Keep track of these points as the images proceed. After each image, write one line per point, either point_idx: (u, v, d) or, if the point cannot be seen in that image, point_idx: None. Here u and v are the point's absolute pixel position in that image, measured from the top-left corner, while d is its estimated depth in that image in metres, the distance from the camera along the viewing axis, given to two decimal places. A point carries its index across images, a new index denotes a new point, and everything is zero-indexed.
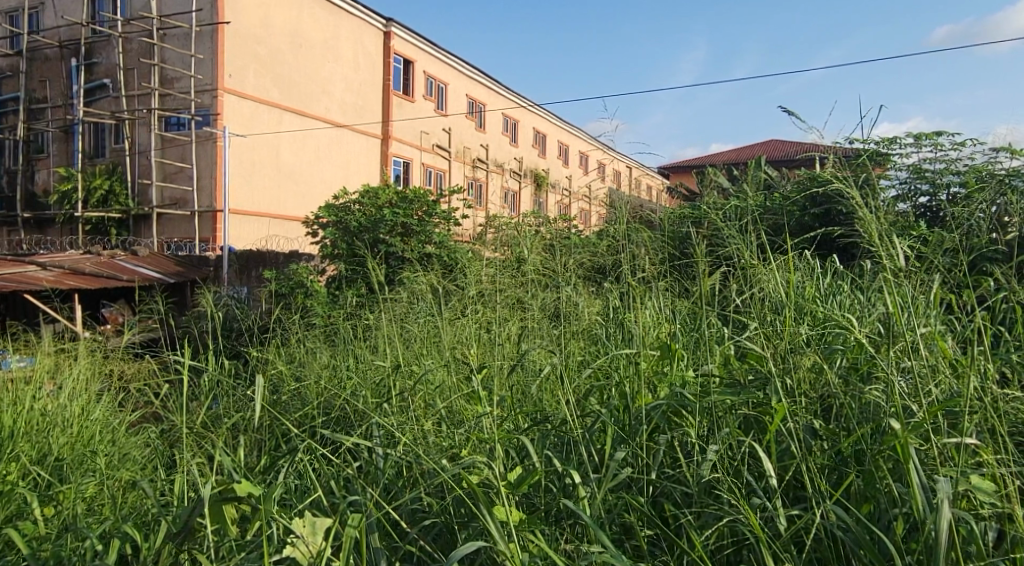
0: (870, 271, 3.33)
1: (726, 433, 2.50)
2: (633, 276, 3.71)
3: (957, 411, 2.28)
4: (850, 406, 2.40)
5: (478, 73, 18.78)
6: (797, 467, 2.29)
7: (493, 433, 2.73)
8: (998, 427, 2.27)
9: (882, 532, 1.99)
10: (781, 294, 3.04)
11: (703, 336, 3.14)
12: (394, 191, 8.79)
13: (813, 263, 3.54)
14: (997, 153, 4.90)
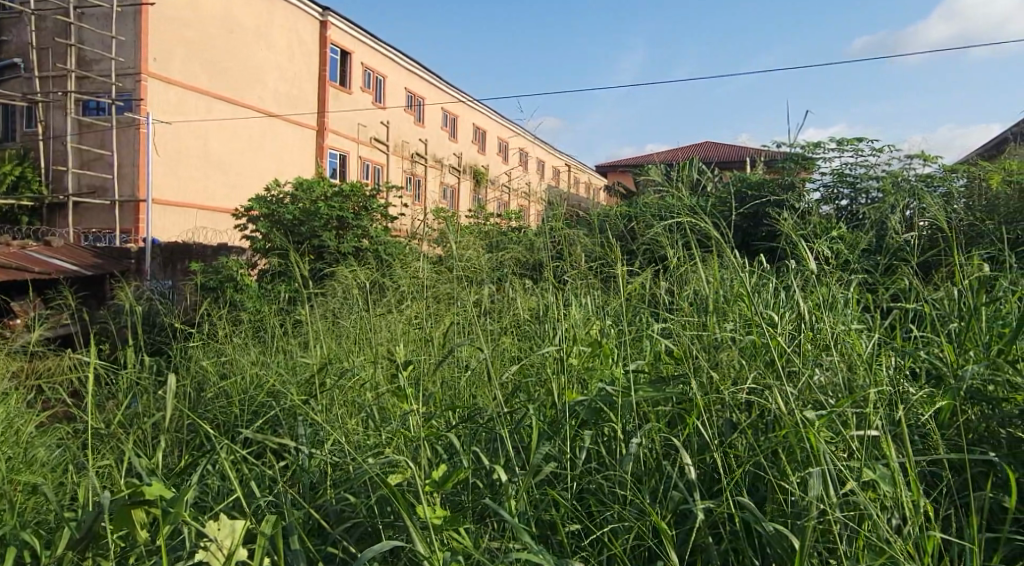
0: (794, 270, 3.42)
1: (648, 425, 2.54)
2: (562, 274, 3.73)
3: (866, 407, 2.37)
4: (765, 402, 2.47)
5: (417, 65, 18.60)
6: (712, 462, 2.34)
7: (418, 431, 2.72)
8: (898, 423, 2.36)
9: (793, 524, 2.06)
10: (704, 293, 3.11)
11: (631, 332, 3.19)
12: (329, 184, 8.64)
13: (742, 261, 3.62)
14: (913, 159, 5.13)
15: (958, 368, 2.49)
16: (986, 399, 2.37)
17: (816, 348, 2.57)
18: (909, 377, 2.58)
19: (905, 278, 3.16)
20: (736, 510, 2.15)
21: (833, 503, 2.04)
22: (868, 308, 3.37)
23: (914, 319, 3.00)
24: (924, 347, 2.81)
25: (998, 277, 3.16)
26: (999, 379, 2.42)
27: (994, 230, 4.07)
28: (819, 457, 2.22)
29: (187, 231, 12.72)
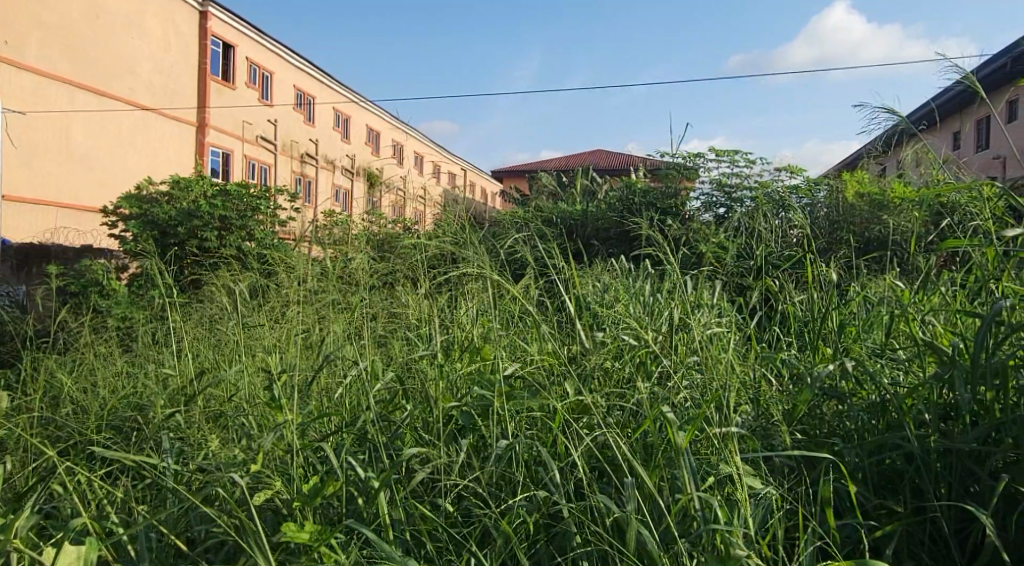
0: (672, 275, 3.52)
1: (525, 428, 2.53)
2: (446, 279, 3.69)
3: (735, 408, 2.44)
4: (638, 402, 2.50)
5: (305, 64, 18.15)
6: (586, 464, 2.33)
7: (289, 443, 2.60)
8: (764, 425, 2.44)
9: (664, 527, 2.08)
10: (584, 297, 3.13)
11: (513, 337, 3.18)
12: (208, 184, 8.27)
13: (623, 266, 3.69)
14: (782, 171, 5.40)
15: (815, 367, 2.61)
16: (844, 399, 2.49)
17: (689, 350, 2.63)
18: (777, 378, 2.67)
19: (773, 283, 3.30)
20: (607, 513, 2.16)
21: (702, 504, 2.08)
22: (740, 313, 3.50)
23: (783, 322, 3.13)
24: (788, 348, 2.93)
25: (854, 283, 3.35)
26: (853, 378, 2.54)
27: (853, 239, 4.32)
28: (691, 456, 2.25)
29: (48, 231, 11.88)
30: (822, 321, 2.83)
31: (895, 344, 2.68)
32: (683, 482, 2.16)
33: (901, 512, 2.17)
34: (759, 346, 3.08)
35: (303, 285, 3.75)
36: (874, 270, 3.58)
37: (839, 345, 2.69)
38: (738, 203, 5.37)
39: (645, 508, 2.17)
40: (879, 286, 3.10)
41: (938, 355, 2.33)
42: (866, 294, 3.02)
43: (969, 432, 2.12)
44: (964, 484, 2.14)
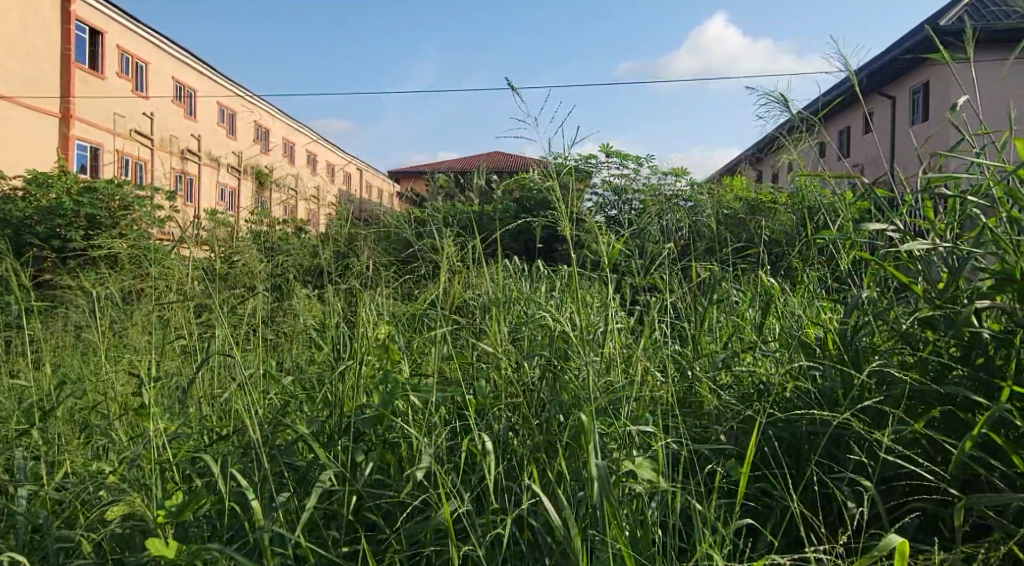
0: (561, 275, 3.52)
1: (418, 428, 2.42)
2: (335, 275, 3.53)
3: (630, 401, 2.42)
4: (530, 396, 2.44)
5: (187, 57, 17.40)
6: (484, 462, 2.25)
7: (162, 454, 2.40)
8: (658, 417, 2.43)
9: (566, 522, 2.02)
10: (475, 292, 3.06)
11: (402, 335, 3.07)
12: (72, 181, 7.71)
13: (513, 266, 3.66)
14: (667, 174, 5.54)
15: (699, 360, 2.64)
16: (733, 389, 2.52)
17: (582, 343, 2.60)
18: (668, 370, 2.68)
19: (659, 279, 3.34)
20: (508, 510, 2.09)
21: (601, 495, 2.03)
22: (628, 310, 3.53)
23: (673, 317, 3.16)
24: (678, 341, 2.96)
25: (737, 281, 3.44)
26: (740, 369, 2.58)
27: (738, 239, 4.45)
28: (589, 448, 2.20)
29: None
30: (708, 315, 2.88)
31: (777, 334, 2.75)
32: (582, 474, 2.10)
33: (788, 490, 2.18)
34: (648, 342, 3.11)
35: (179, 284, 3.52)
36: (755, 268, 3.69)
37: (726, 337, 2.73)
38: (630, 202, 5.45)
39: (548, 502, 2.11)
40: (758, 283, 3.19)
41: (809, 346, 2.40)
42: (749, 289, 3.09)
43: (835, 412, 2.17)
44: (825, 457, 2.16)
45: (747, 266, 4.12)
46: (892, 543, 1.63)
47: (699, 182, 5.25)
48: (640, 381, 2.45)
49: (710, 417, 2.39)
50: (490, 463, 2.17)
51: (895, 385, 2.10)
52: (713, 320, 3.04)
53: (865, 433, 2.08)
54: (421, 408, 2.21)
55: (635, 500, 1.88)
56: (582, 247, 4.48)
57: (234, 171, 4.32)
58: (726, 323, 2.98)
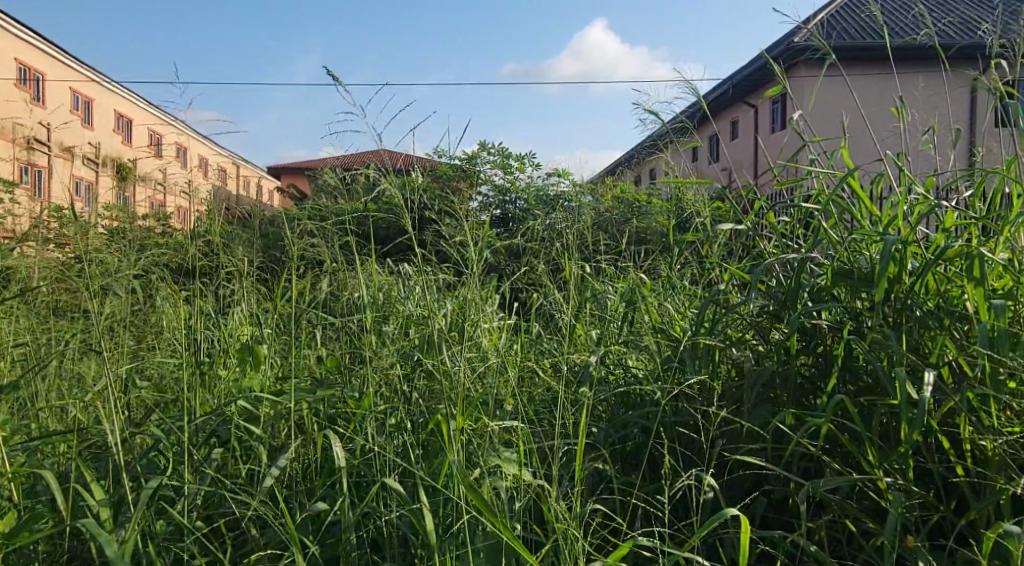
0: (448, 275, 3.50)
1: (288, 427, 2.33)
2: (205, 271, 3.34)
3: (509, 395, 2.43)
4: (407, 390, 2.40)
5: (34, 38, 16.18)
6: (357, 458, 2.19)
7: (5, 465, 2.20)
8: (534, 409, 2.45)
9: (446, 512, 1.99)
10: (353, 289, 2.99)
11: (277, 333, 2.96)
12: None
13: (398, 266, 3.61)
14: (550, 175, 5.62)
15: (576, 355, 2.68)
16: (608, 380, 2.57)
17: (463, 337, 2.59)
18: (547, 365, 2.72)
19: (542, 277, 3.38)
20: (384, 507, 2.04)
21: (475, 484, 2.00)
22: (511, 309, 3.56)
23: (561, 315, 3.20)
24: (560, 336, 3.01)
25: (617, 279, 3.53)
26: (615, 363, 2.64)
27: (619, 239, 4.56)
28: (466, 438, 2.18)
29: None
30: (585, 315, 2.94)
31: (651, 328, 2.83)
32: (455, 465, 2.08)
33: (652, 477, 2.23)
34: (531, 339, 3.14)
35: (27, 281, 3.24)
36: (635, 267, 3.81)
37: (604, 333, 2.79)
38: (515, 202, 5.50)
39: (423, 493, 2.06)
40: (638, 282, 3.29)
41: (675, 339, 2.49)
42: (629, 287, 3.17)
43: (695, 403, 2.26)
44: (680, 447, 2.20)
45: (627, 265, 4.24)
46: (731, 512, 1.65)
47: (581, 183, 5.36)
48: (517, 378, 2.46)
49: (582, 409, 2.41)
50: (363, 458, 2.11)
51: (744, 377, 2.20)
52: (592, 318, 3.11)
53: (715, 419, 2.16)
54: (283, 409, 2.13)
55: (501, 494, 1.89)
56: (468, 247, 4.49)
57: (89, 162, 3.99)
58: (603, 320, 3.05)
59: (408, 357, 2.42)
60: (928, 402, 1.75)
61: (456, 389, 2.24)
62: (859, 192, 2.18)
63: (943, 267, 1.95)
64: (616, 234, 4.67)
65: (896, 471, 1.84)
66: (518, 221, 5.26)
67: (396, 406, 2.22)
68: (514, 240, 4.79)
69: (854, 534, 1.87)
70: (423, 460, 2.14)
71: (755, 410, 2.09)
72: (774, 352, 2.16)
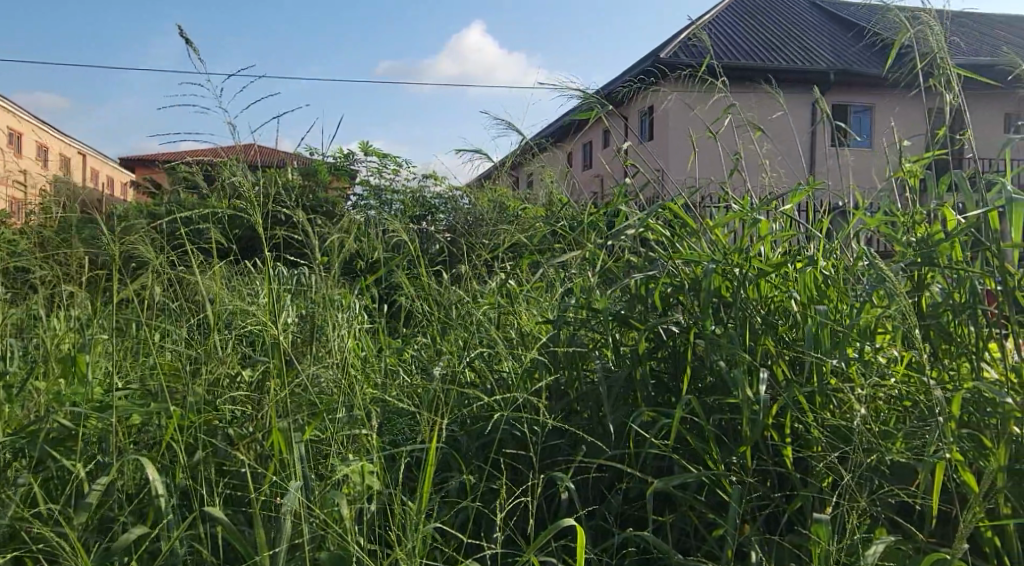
0: (312, 279, 3.41)
1: (130, 435, 2.16)
2: (42, 273, 3.08)
3: (369, 396, 2.36)
4: (258, 393, 2.29)
5: None
6: (203, 464, 2.06)
7: None
8: (397, 414, 2.41)
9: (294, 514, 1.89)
10: (213, 290, 2.84)
11: (126, 338, 2.77)
12: None
13: (265, 267, 3.46)
14: (427, 177, 5.57)
15: (443, 359, 2.66)
16: (474, 383, 2.56)
17: (327, 340, 2.51)
18: (415, 368, 2.68)
19: (415, 282, 3.34)
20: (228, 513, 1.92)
21: (325, 487, 1.92)
22: (387, 313, 3.49)
23: (434, 317, 3.17)
24: (432, 339, 2.97)
25: (491, 283, 3.53)
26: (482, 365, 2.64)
27: (497, 242, 4.57)
28: (319, 438, 2.10)
29: None
30: (458, 320, 2.92)
31: (519, 333, 2.84)
32: (305, 469, 1.99)
33: (509, 478, 2.22)
34: (405, 343, 3.08)
35: None
36: (510, 271, 3.83)
37: (473, 335, 2.78)
38: (392, 204, 5.42)
39: (268, 496, 1.95)
40: (509, 285, 3.31)
41: (538, 341, 2.50)
42: (501, 291, 3.18)
43: (551, 404, 2.30)
44: (533, 450, 2.20)
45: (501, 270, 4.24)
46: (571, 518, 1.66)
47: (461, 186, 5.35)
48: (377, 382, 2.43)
49: (445, 412, 2.38)
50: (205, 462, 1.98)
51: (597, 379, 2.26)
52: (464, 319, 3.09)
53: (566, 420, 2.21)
54: (115, 415, 2.01)
55: (349, 499, 1.83)
56: (340, 247, 4.37)
57: None
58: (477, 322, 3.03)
59: (261, 359, 2.31)
60: (758, 399, 1.85)
61: (303, 395, 2.18)
62: (693, 205, 2.28)
63: (774, 273, 2.08)
64: (494, 238, 4.68)
65: (733, 466, 1.93)
66: (395, 222, 5.18)
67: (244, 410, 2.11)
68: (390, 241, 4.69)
69: (696, 527, 1.94)
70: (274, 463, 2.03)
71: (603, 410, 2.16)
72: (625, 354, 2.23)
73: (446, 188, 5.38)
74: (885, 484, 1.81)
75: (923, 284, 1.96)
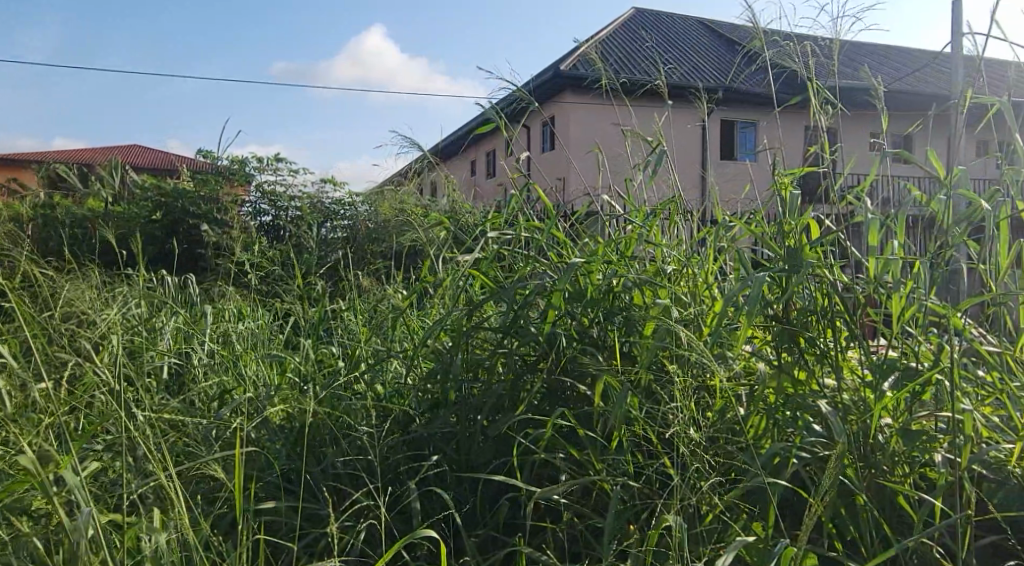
0: (202, 290, 3.32)
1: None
2: None
3: (257, 407, 2.28)
4: (135, 403, 2.17)
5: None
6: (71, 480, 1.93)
7: None
8: (287, 424, 2.33)
9: (173, 524, 1.81)
10: (90, 301, 2.69)
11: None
12: None
13: (149, 275, 3.30)
14: (325, 183, 5.47)
15: (335, 371, 2.60)
16: (364, 391, 2.52)
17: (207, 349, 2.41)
18: (308, 377, 2.61)
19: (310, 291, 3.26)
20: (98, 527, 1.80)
21: (200, 499, 1.85)
22: (280, 322, 3.39)
23: (331, 325, 3.11)
24: (326, 348, 2.90)
25: (389, 292, 3.48)
26: (376, 374, 2.60)
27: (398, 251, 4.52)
28: (196, 451, 2.01)
29: None
30: (355, 334, 2.87)
31: (413, 340, 2.82)
32: (181, 482, 1.90)
33: (393, 485, 2.18)
34: (299, 352, 3.00)
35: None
36: (410, 280, 3.78)
37: (366, 344, 2.73)
38: (288, 210, 5.30)
39: (141, 509, 1.85)
40: (406, 294, 3.27)
41: (432, 350, 2.49)
42: (400, 300, 3.15)
43: (440, 412, 2.30)
44: (421, 464, 2.18)
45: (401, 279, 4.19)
46: (442, 527, 1.65)
47: (360, 195, 5.28)
48: (265, 394, 2.38)
49: (335, 422, 2.33)
50: (75, 476, 1.87)
51: (486, 387, 2.28)
52: (359, 327, 3.04)
53: (453, 428, 2.22)
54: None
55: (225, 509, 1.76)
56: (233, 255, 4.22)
57: None
58: (373, 331, 2.98)
59: (135, 370, 2.20)
60: (631, 405, 1.91)
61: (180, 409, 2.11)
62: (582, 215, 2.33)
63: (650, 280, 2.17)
64: (394, 248, 4.63)
65: (615, 472, 1.98)
66: (291, 228, 5.04)
67: (118, 423, 2.00)
68: (286, 249, 4.56)
69: (579, 535, 1.97)
70: (147, 475, 1.93)
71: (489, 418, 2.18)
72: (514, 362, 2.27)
73: (343, 193, 5.28)
74: (755, 485, 1.90)
75: (783, 293, 2.08)
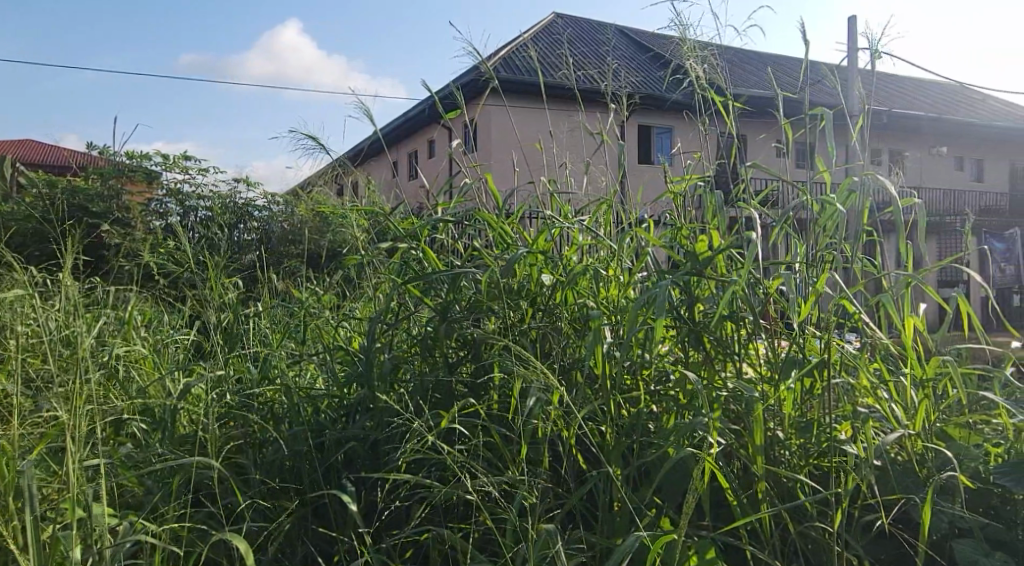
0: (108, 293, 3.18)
1: None
2: None
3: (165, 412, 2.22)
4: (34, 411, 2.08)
5: None
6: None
7: None
8: (197, 430, 2.27)
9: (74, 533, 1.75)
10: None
11: None
12: None
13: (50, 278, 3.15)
14: (238, 183, 5.32)
15: (250, 376, 2.53)
16: (279, 396, 2.47)
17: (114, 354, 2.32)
18: (221, 383, 2.54)
19: (222, 294, 3.17)
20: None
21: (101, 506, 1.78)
22: (193, 327, 3.29)
23: (245, 330, 3.02)
24: (239, 352, 2.83)
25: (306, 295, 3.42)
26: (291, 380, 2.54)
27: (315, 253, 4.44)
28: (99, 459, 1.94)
29: None
30: (270, 338, 2.81)
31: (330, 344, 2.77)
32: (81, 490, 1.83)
33: (307, 490, 2.15)
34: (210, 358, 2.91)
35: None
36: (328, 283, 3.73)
37: (282, 348, 2.67)
38: (199, 211, 5.12)
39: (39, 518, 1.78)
40: (323, 297, 3.22)
41: (349, 354, 2.46)
42: (316, 304, 3.09)
43: (356, 416, 2.28)
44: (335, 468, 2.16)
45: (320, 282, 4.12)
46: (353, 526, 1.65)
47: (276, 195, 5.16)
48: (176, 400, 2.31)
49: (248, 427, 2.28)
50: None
51: (404, 389, 2.28)
52: (273, 331, 2.97)
53: (368, 432, 2.20)
54: None
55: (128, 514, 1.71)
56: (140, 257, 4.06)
57: None
58: (288, 335, 2.92)
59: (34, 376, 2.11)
60: (547, 403, 1.96)
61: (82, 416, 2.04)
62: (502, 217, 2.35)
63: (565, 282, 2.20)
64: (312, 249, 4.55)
65: (529, 472, 2.01)
66: (202, 230, 4.89)
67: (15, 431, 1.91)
68: (197, 249, 4.42)
69: (493, 535, 2.00)
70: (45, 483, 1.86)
71: (409, 416, 2.18)
72: (434, 362, 2.28)
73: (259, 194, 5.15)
74: (664, 481, 1.96)
75: (692, 293, 2.16)
